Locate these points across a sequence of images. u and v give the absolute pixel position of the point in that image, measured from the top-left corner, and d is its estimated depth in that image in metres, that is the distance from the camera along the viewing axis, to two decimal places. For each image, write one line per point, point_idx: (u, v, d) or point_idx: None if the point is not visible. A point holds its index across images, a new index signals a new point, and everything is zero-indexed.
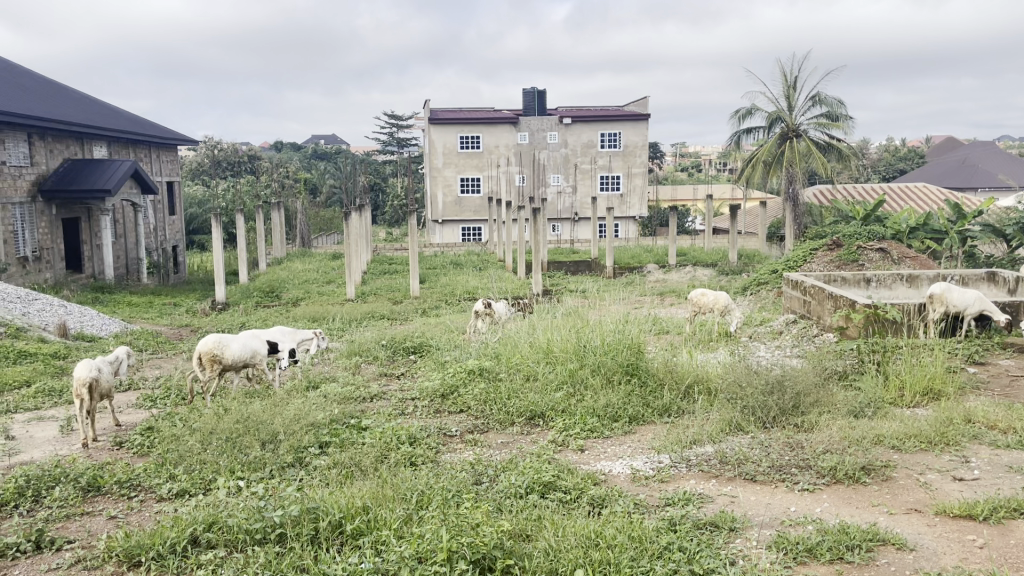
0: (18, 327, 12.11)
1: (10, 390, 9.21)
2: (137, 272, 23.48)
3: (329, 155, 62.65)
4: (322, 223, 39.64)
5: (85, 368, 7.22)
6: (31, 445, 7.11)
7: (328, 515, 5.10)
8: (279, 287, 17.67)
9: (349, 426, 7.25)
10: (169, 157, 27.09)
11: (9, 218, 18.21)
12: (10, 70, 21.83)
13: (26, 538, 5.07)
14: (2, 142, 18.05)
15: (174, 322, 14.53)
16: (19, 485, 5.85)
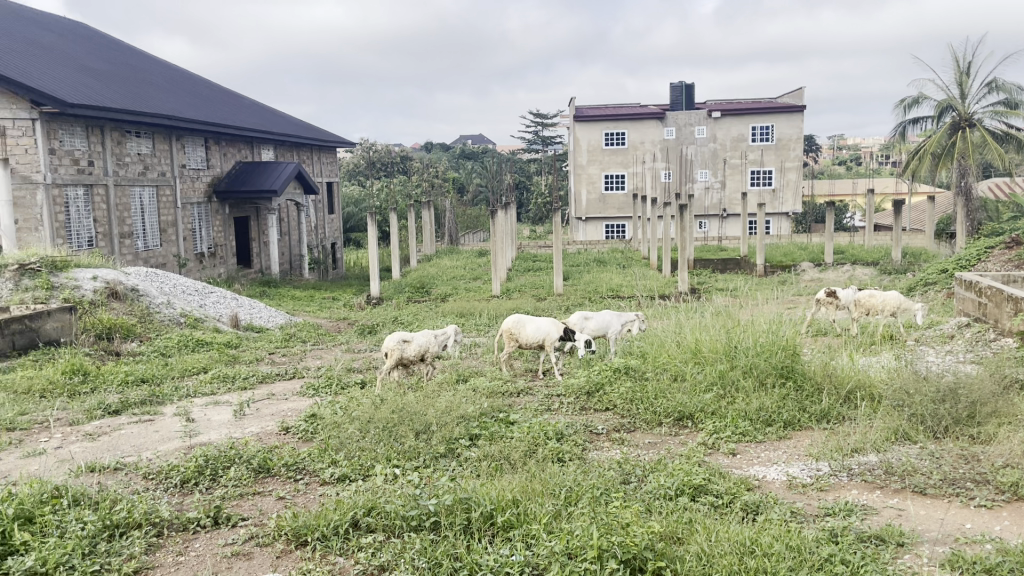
0: (196, 318, 13.11)
1: (190, 377, 10.01)
2: (299, 268, 24.91)
3: (475, 155, 63.76)
4: (469, 221, 40.48)
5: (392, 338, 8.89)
6: (207, 428, 7.69)
7: (479, 506, 5.20)
8: (428, 283, 18.21)
9: (497, 420, 7.37)
10: (328, 158, 28.56)
11: (189, 217, 19.82)
12: (190, 81, 23.76)
13: (206, 514, 5.49)
14: (182, 146, 19.64)
15: (333, 315, 15.26)
16: (199, 464, 6.34)
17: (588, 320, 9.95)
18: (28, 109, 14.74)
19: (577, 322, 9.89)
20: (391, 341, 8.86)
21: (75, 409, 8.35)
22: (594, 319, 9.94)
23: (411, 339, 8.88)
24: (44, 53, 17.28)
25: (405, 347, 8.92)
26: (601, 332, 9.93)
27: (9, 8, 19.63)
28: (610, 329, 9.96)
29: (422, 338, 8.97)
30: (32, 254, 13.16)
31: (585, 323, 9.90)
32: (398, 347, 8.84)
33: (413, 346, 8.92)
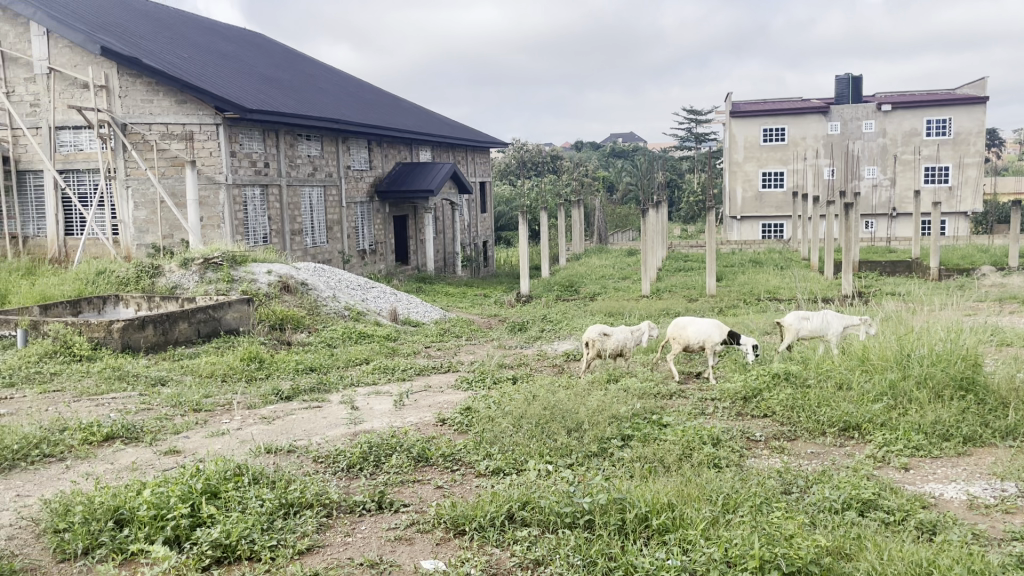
0: (359, 312, 13.83)
1: (353, 367, 10.55)
2: (453, 266, 25.64)
3: (626, 153, 63.26)
4: (618, 220, 40.22)
5: (593, 330, 9.31)
6: (370, 416, 8.08)
7: (634, 507, 5.16)
8: (577, 283, 18.23)
9: (650, 422, 7.28)
10: (482, 159, 29.22)
11: (353, 216, 20.85)
12: (355, 86, 24.98)
13: (371, 499, 5.77)
14: (347, 148, 20.69)
15: (484, 312, 15.59)
16: (364, 451, 6.67)
17: (805, 321, 9.19)
18: (213, 114, 15.98)
19: (792, 324, 9.18)
20: (592, 332, 9.28)
21: (253, 393, 9.01)
22: (812, 320, 9.15)
23: (610, 333, 9.29)
24: (228, 63, 18.68)
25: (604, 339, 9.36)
26: (819, 333, 9.14)
27: (198, 23, 21.37)
28: (831, 332, 9.11)
29: (621, 334, 9.33)
30: (216, 249, 14.24)
31: (801, 324, 9.17)
32: (599, 337, 9.27)
33: (613, 338, 9.32)
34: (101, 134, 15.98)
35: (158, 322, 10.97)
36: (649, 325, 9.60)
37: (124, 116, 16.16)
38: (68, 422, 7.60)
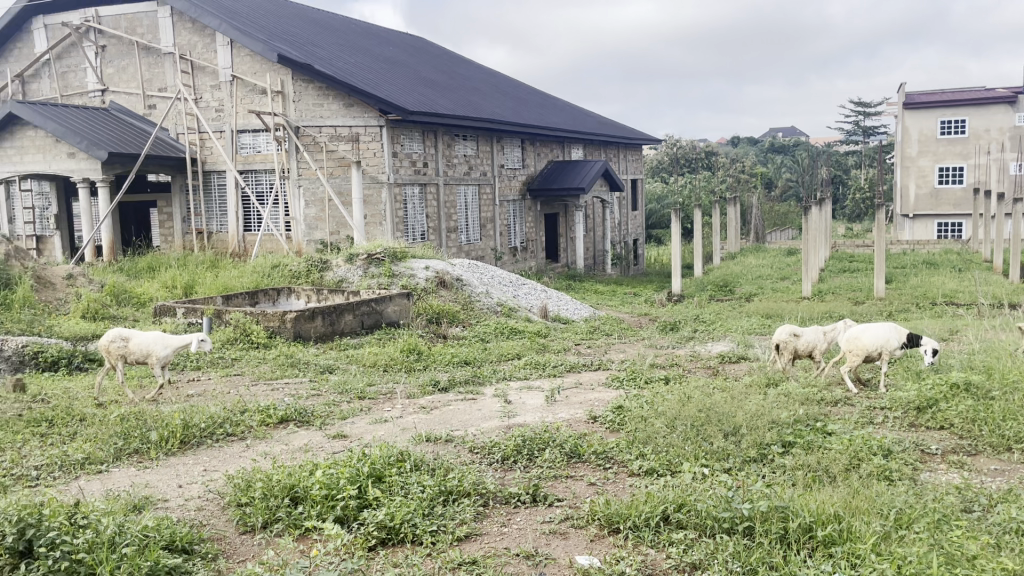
0: (511, 308, 14.06)
1: (506, 361, 10.76)
2: (602, 264, 25.57)
3: (786, 149, 60.74)
4: (776, 218, 38.71)
5: (781, 331, 9.10)
6: (523, 410, 8.21)
7: (796, 517, 4.96)
8: (732, 282, 17.73)
9: (813, 429, 6.97)
10: (634, 156, 28.95)
11: (505, 213, 21.22)
12: (509, 86, 25.38)
13: (525, 491, 5.86)
14: (501, 147, 21.06)
15: (635, 311, 15.47)
16: (517, 444, 6.78)
17: None
18: (377, 116, 16.73)
19: None
20: (782, 334, 9.07)
21: (412, 384, 9.39)
22: None
23: (801, 333, 9.00)
24: (391, 67, 19.50)
25: (796, 339, 9.07)
26: None
27: (365, 29, 22.46)
28: None
29: (813, 334, 8.95)
30: (378, 245, 14.93)
31: None
32: (789, 339, 9.03)
33: (804, 338, 9.00)
34: (277, 137, 17.12)
35: (326, 314, 11.62)
36: (848, 321, 9.04)
37: (297, 120, 17.23)
38: (247, 404, 8.20)
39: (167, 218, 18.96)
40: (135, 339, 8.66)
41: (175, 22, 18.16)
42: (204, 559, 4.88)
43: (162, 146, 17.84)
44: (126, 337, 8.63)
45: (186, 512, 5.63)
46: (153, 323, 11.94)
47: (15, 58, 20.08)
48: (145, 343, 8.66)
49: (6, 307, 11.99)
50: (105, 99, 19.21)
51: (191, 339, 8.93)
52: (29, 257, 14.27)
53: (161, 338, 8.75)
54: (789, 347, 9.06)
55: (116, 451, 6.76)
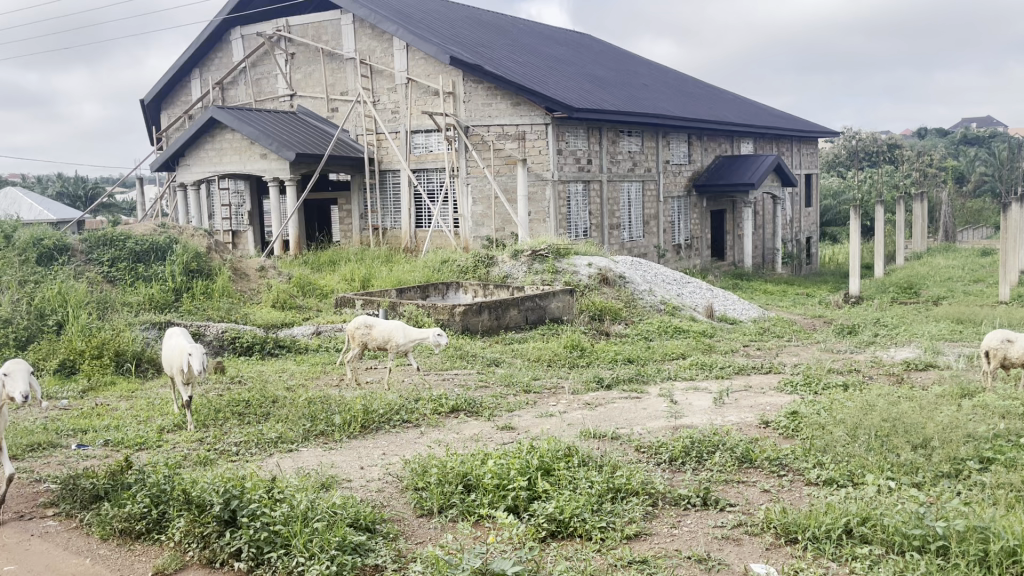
0: (675, 307, 13.86)
1: (671, 360, 10.60)
2: (771, 263, 24.60)
3: (980, 140, 55.90)
4: (967, 216, 35.71)
5: (992, 337, 8.37)
6: (690, 411, 8.05)
7: (999, 539, 4.56)
8: (916, 284, 16.56)
9: (1016, 445, 6.38)
10: (809, 150, 27.61)
11: (670, 210, 20.90)
12: (677, 80, 24.89)
13: (696, 494, 5.75)
14: (668, 142, 20.71)
15: (808, 312, 14.78)
16: (685, 445, 6.65)
17: None
18: (543, 115, 16.91)
19: None
20: (992, 340, 8.34)
21: (576, 379, 9.45)
22: None
23: (1015, 339, 8.23)
24: (558, 65, 19.64)
25: (1009, 347, 8.32)
26: None
27: (533, 28, 22.75)
28: None
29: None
30: (542, 242, 15.13)
31: None
32: (1001, 345, 8.29)
33: (1018, 346, 8.23)
34: (448, 136, 17.71)
35: (493, 309, 11.91)
36: None
37: (467, 120, 17.73)
38: (421, 393, 8.54)
39: (346, 215, 20.09)
40: (377, 327, 9.44)
41: (356, 28, 19.19)
42: (386, 538, 5.14)
43: (342, 146, 18.92)
44: (372, 324, 9.44)
45: (368, 492, 5.95)
46: (334, 314, 12.70)
47: (216, 67, 21.92)
48: (387, 331, 9.42)
49: (208, 296, 13.14)
50: (293, 103, 20.59)
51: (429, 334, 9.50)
52: (226, 251, 15.56)
53: (403, 328, 9.48)
54: (1000, 354, 8.31)
55: (305, 432, 7.25)
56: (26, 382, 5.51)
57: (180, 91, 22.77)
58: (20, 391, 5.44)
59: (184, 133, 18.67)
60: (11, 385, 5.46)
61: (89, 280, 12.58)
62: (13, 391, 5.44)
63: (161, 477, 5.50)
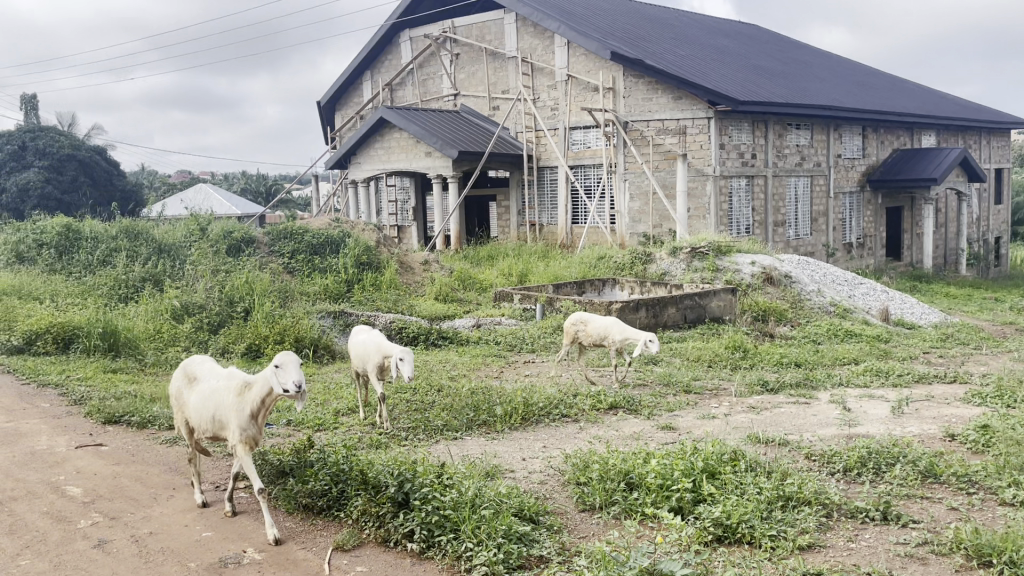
0: (846, 309, 13.16)
1: (842, 365, 10.07)
2: (953, 264, 22.85)
3: None
4: None
5: None
6: (865, 420, 7.60)
7: None
8: None
9: None
10: (1000, 142, 25.39)
11: (841, 207, 19.85)
12: (851, 69, 23.59)
13: (875, 507, 5.42)
14: (840, 135, 19.67)
15: (997, 318, 13.59)
16: (862, 455, 6.28)
17: None
18: (706, 108, 16.49)
19: None
20: None
21: (739, 381, 9.15)
22: None
23: None
24: (723, 57, 19.12)
25: None
26: None
27: (697, 21, 22.25)
28: None
29: None
30: (703, 239, 14.78)
31: None
32: None
33: None
34: (607, 132, 17.64)
35: (651, 306, 11.74)
36: None
37: (627, 115, 17.60)
38: (579, 389, 8.56)
39: (504, 211, 20.46)
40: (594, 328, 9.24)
41: (519, 27, 19.50)
42: (550, 530, 5.19)
43: (503, 143, 19.28)
44: (588, 326, 9.24)
45: (532, 484, 6.03)
46: (493, 307, 12.97)
47: (386, 69, 22.92)
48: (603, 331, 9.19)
49: (376, 287, 13.77)
50: (457, 102, 21.21)
51: (641, 334, 8.93)
52: (393, 245, 16.26)
53: (617, 326, 9.15)
54: None
55: (468, 421, 7.45)
56: (299, 376, 5.07)
57: (352, 93, 24.01)
58: (293, 383, 5.03)
59: (356, 133, 19.64)
60: (284, 377, 5.05)
61: (271, 271, 13.49)
62: (287, 390, 5.05)
63: (340, 457, 5.81)
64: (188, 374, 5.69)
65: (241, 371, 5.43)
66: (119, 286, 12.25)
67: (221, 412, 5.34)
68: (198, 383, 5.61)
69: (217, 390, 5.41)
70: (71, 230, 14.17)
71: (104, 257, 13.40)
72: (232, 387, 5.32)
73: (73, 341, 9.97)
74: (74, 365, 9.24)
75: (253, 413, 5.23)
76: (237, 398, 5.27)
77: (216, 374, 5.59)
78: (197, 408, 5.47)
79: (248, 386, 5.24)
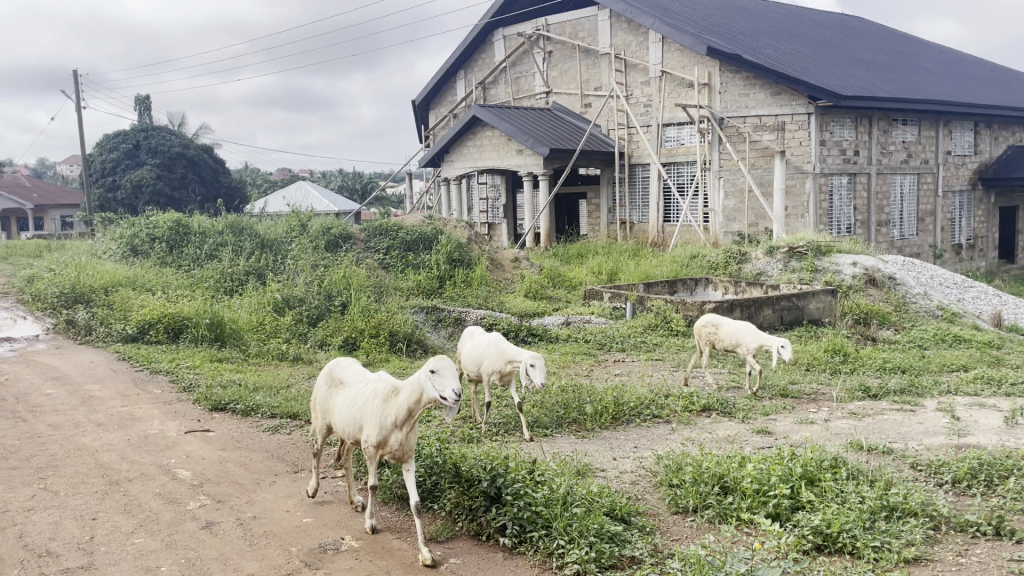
0: (954, 313, 12.56)
1: (950, 372, 9.61)
2: None
3: None
4: None
5: None
6: (976, 430, 7.23)
7: None
8: None
9: None
10: None
11: (949, 206, 18.94)
12: (963, 62, 22.45)
13: (987, 521, 5.16)
14: (950, 131, 18.75)
15: None
16: (972, 467, 5.98)
17: None
18: (806, 104, 15.99)
19: None
20: None
21: (839, 386, 8.85)
22: None
23: None
24: (824, 51, 18.51)
25: None
26: None
27: (797, 14, 21.59)
28: None
29: None
30: (801, 239, 14.35)
31: None
32: None
33: None
34: (702, 128, 17.33)
35: (745, 307, 11.47)
36: None
37: (722, 111, 17.26)
38: (671, 389, 8.45)
39: (595, 209, 20.38)
40: (725, 330, 8.88)
41: (613, 23, 19.37)
42: (642, 531, 5.13)
43: (594, 141, 19.19)
44: (719, 328, 8.91)
45: (623, 484, 5.99)
46: (583, 305, 12.93)
47: (479, 67, 23.14)
48: (735, 335, 8.80)
49: (468, 283, 13.93)
50: (549, 100, 21.23)
51: (775, 341, 8.50)
52: (484, 241, 16.43)
53: (751, 332, 8.71)
54: None
55: (558, 418, 7.45)
56: (454, 382, 4.77)
57: (446, 91, 24.35)
58: (450, 390, 4.74)
59: (449, 131, 19.91)
60: (440, 383, 4.76)
61: (367, 266, 13.82)
62: (440, 395, 4.74)
63: (434, 450, 5.89)
64: (334, 377, 5.50)
65: (387, 375, 5.18)
66: (224, 279, 12.78)
67: (365, 417, 5.10)
68: (343, 386, 5.42)
69: (362, 394, 5.19)
70: (181, 225, 14.87)
71: (210, 251, 14.00)
72: (378, 392, 5.10)
73: (181, 331, 10.44)
74: (183, 353, 9.70)
75: (398, 419, 4.94)
76: (383, 404, 5.03)
77: (363, 379, 5.38)
78: (341, 412, 5.28)
79: (394, 392, 4.98)
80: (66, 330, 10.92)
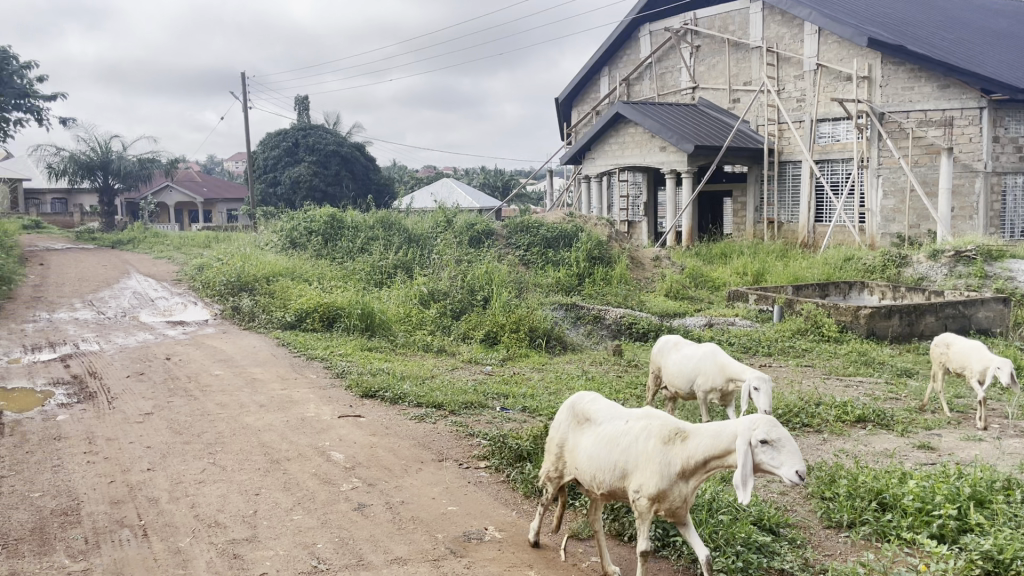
0: None
1: None
2: None
3: None
4: None
5: None
6: None
7: None
8: None
9: None
10: None
11: None
12: None
13: None
14: None
15: None
16: None
17: None
18: (979, 98, 14.89)
19: None
20: None
21: (1011, 402, 8.20)
22: None
23: None
24: (1000, 40, 17.17)
25: None
26: None
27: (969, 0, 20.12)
28: None
29: None
30: (970, 242, 13.39)
31: None
32: None
33: None
34: (859, 124, 16.44)
35: (904, 314, 10.87)
36: None
37: (883, 106, 16.31)
38: (822, 397, 8.08)
39: (740, 208, 19.78)
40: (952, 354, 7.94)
41: (766, 15, 18.72)
42: (792, 543, 4.92)
43: (742, 137, 18.62)
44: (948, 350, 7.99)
45: (771, 494, 5.79)
46: (727, 307, 12.60)
47: (624, 65, 22.95)
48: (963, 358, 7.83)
49: (607, 281, 13.85)
50: (695, 95, 20.78)
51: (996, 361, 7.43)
52: (625, 239, 16.31)
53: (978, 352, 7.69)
54: None
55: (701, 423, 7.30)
56: (795, 456, 3.71)
57: (589, 89, 24.28)
58: (790, 464, 3.69)
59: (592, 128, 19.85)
60: (777, 450, 3.72)
61: (509, 262, 14.01)
62: (779, 469, 3.70)
63: None
64: (583, 408, 4.58)
65: (670, 421, 4.24)
66: (374, 272, 13.32)
67: (637, 462, 4.16)
68: (595, 421, 4.49)
69: (633, 434, 4.25)
70: (335, 219, 15.62)
71: (362, 244, 14.62)
72: (660, 434, 4.16)
73: (335, 320, 10.94)
74: (336, 342, 10.18)
75: (687, 471, 4.00)
76: (668, 451, 4.08)
77: (623, 415, 4.45)
78: (596, 449, 4.33)
79: (691, 442, 4.02)
80: (231, 316, 11.69)
